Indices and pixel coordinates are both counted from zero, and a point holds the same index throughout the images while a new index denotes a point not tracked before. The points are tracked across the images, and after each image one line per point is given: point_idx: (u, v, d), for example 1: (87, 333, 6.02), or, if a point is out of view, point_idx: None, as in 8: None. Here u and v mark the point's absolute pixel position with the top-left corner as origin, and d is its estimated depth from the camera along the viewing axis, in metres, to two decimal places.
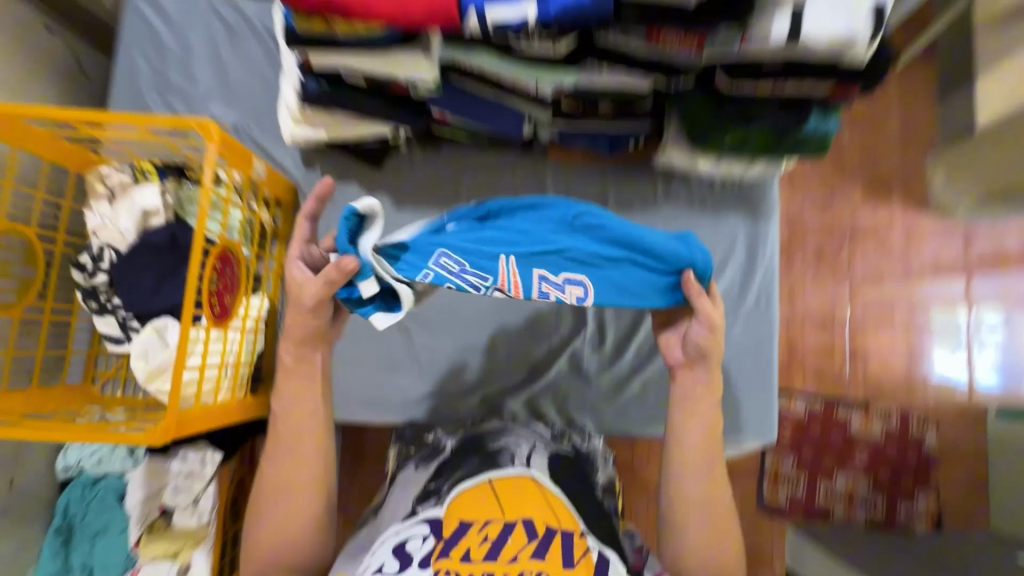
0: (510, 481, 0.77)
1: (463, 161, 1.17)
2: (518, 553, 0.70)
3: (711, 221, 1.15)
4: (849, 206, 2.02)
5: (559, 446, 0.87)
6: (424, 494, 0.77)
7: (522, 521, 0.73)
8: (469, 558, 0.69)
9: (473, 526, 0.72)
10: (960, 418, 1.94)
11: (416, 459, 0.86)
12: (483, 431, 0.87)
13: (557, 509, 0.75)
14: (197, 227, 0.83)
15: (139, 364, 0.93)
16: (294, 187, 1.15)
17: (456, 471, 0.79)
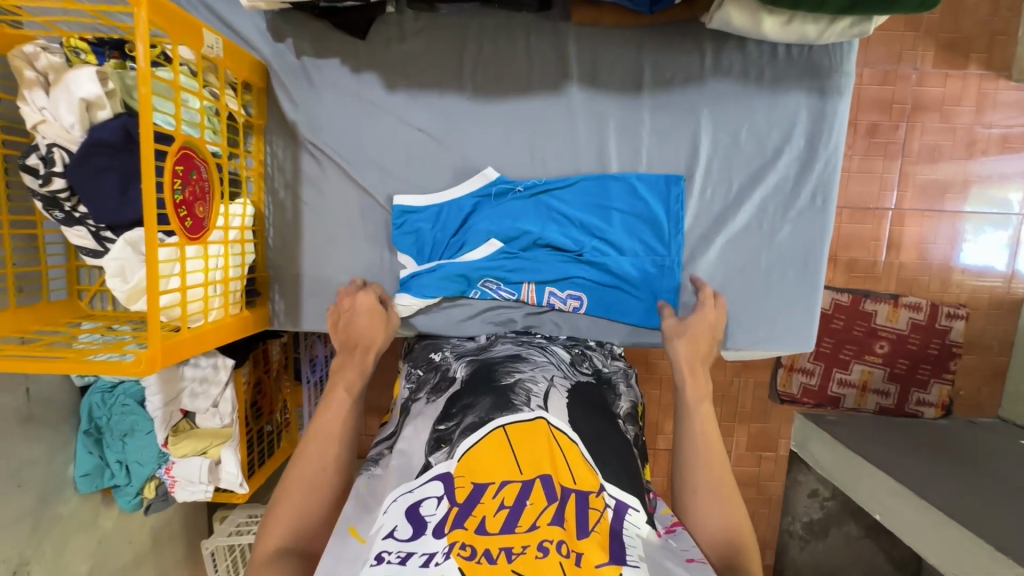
0: (526, 431, 0.69)
1: (465, 26, 0.95)
2: (538, 518, 0.60)
3: (768, 100, 0.95)
4: (916, 73, 1.73)
5: (576, 376, 0.86)
6: (435, 442, 0.72)
7: (539, 480, 0.63)
8: (486, 529, 0.60)
9: (489, 489, 0.63)
10: (995, 309, 1.83)
11: (426, 392, 0.84)
12: (494, 367, 0.83)
13: (575, 466, 0.66)
14: (143, 125, 0.67)
15: (118, 283, 0.84)
16: (263, 65, 0.94)
17: (466, 416, 0.73)
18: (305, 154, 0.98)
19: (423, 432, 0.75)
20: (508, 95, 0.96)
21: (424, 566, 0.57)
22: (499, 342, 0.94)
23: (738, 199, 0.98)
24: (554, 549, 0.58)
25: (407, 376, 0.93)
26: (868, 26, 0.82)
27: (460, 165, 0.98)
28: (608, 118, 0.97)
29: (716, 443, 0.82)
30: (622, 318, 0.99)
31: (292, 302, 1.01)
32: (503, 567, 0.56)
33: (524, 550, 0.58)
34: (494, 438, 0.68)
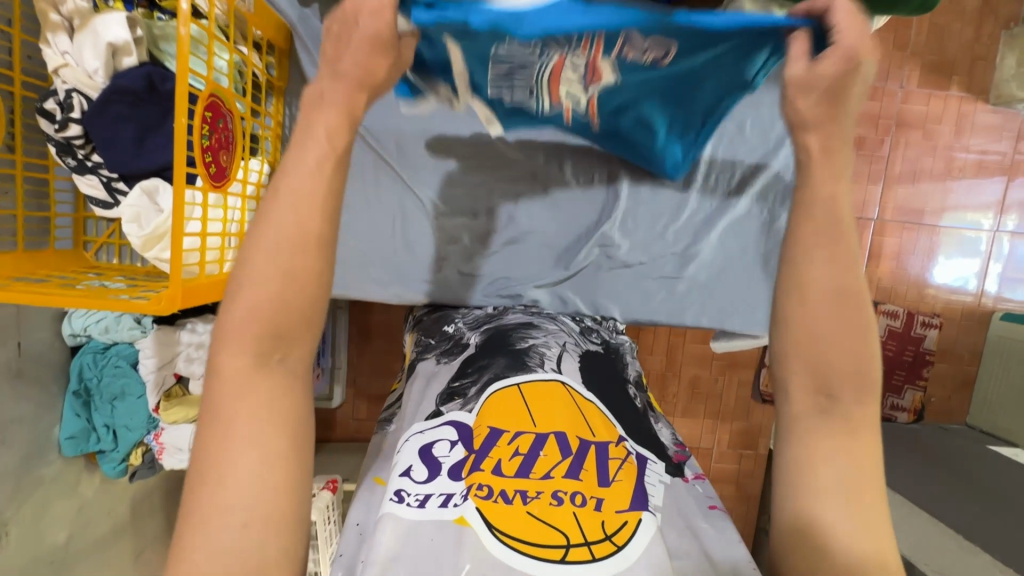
0: (536, 387, 0.78)
1: None
2: (552, 468, 0.67)
3: (773, 95, 1.00)
4: (902, 91, 1.82)
5: (586, 345, 0.93)
6: (448, 395, 0.80)
7: (554, 435, 0.70)
8: (501, 471, 0.67)
9: (503, 437, 0.71)
10: (965, 321, 1.92)
11: (436, 353, 0.92)
12: (506, 334, 0.90)
13: (593, 423, 0.73)
14: (179, 70, 0.70)
15: (132, 228, 0.84)
16: (288, 28, 0.96)
17: (481, 376, 0.81)
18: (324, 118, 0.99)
19: (439, 384, 0.83)
20: None
21: (444, 507, 0.64)
22: (511, 313, 1.00)
23: (740, 185, 1.03)
24: (566, 497, 0.64)
25: (418, 342, 0.98)
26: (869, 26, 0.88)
27: (475, 141, 1.01)
28: None
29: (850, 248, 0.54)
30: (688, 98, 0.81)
31: None
32: (519, 507, 0.63)
33: (538, 494, 0.64)
34: (509, 392, 0.77)
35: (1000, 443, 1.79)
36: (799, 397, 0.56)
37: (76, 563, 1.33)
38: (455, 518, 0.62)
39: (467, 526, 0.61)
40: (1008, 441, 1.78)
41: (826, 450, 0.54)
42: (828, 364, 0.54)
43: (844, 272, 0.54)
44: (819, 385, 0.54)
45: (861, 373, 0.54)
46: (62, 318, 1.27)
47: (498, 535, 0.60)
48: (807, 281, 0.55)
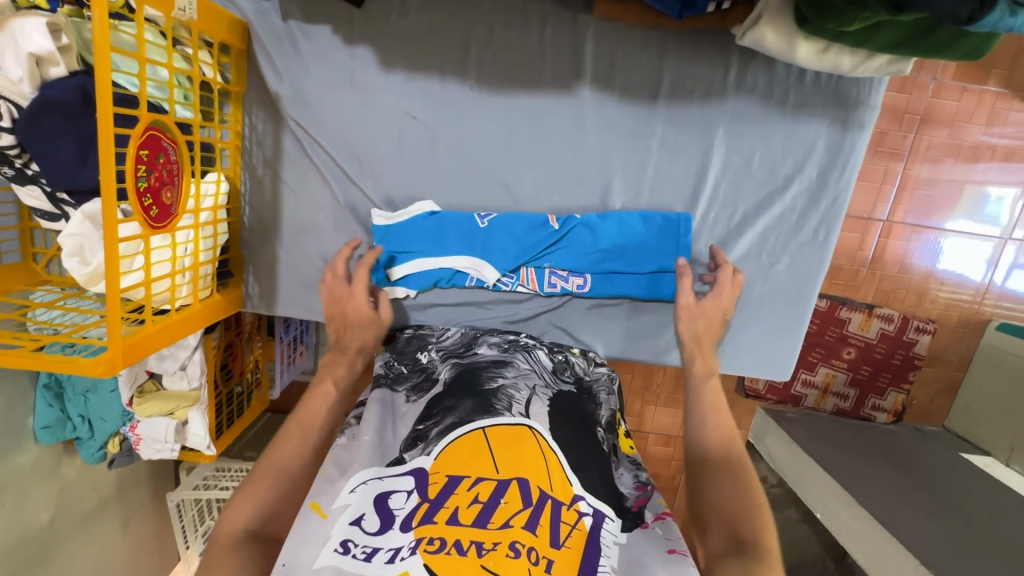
0: (502, 432, 0.76)
1: (476, 5, 0.85)
2: (511, 518, 0.67)
3: (787, 128, 0.90)
4: (935, 83, 1.67)
5: (558, 386, 0.90)
6: (412, 439, 0.78)
7: (516, 480, 0.70)
8: (457, 520, 0.66)
9: (463, 483, 0.70)
10: (960, 327, 1.88)
11: (407, 389, 0.88)
12: (477, 369, 0.88)
13: (553, 475, 0.72)
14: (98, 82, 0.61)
15: (75, 261, 0.78)
16: (243, 25, 0.83)
17: (446, 418, 0.79)
18: (287, 133, 0.89)
19: (403, 429, 0.81)
20: (516, 90, 0.89)
21: (389, 562, 0.62)
22: (481, 344, 0.95)
23: (740, 224, 0.95)
24: (525, 549, 0.64)
25: (386, 363, 0.93)
26: (905, 67, 0.78)
27: (456, 163, 0.92)
28: (618, 131, 0.91)
29: (728, 427, 0.81)
30: (595, 244, 0.93)
31: (267, 285, 0.96)
32: (473, 559, 0.62)
33: (494, 547, 0.64)
34: (474, 438, 0.75)
35: (973, 450, 1.81)
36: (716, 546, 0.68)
37: (61, 538, 1.36)
38: (398, 573, 0.60)
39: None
40: (981, 449, 1.81)
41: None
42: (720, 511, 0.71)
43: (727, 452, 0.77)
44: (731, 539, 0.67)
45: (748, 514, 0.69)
46: None
47: None
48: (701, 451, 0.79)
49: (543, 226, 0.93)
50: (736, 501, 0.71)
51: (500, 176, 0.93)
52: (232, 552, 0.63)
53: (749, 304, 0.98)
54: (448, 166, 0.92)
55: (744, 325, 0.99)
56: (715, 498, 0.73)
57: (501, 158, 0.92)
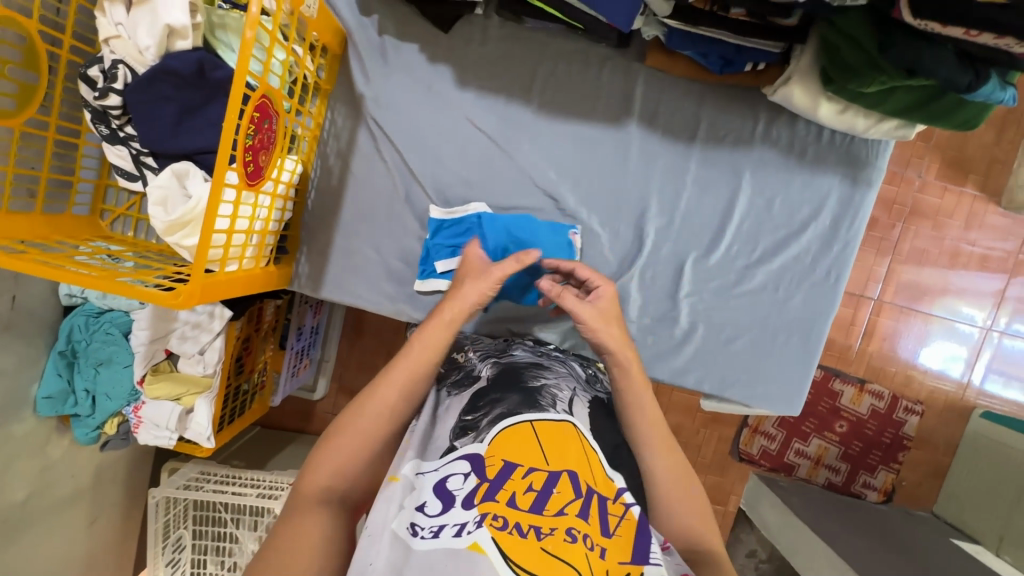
0: (550, 426, 0.75)
1: (545, 45, 0.99)
2: (565, 507, 0.67)
3: (805, 178, 1.02)
4: (920, 179, 1.74)
5: (593, 392, 0.93)
6: (462, 429, 0.76)
7: (567, 473, 0.70)
8: (516, 503, 0.66)
9: (518, 470, 0.69)
10: (946, 410, 1.81)
11: (449, 385, 0.91)
12: (519, 369, 0.90)
13: (598, 471, 0.72)
14: (238, 70, 0.66)
15: (157, 210, 0.83)
16: (343, 34, 0.96)
17: (494, 408, 0.78)
18: (363, 128, 0.99)
19: (450, 420, 0.79)
20: (571, 118, 1.01)
21: (456, 536, 0.62)
22: (518, 348, 1.00)
23: (760, 260, 1.04)
24: (580, 536, 0.65)
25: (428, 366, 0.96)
26: (910, 131, 0.91)
27: (510, 174, 1.02)
28: (657, 163, 1.02)
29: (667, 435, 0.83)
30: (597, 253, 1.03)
31: (317, 266, 1.02)
32: (533, 542, 0.63)
33: (552, 531, 0.64)
34: (523, 429, 0.73)
35: (961, 536, 1.68)
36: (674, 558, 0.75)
37: (27, 526, 1.23)
38: (467, 545, 0.61)
39: (481, 553, 0.61)
40: (970, 537, 1.67)
41: None
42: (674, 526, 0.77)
43: (674, 462, 0.81)
44: (689, 550, 0.75)
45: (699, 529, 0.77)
46: None
47: (512, 566, 0.60)
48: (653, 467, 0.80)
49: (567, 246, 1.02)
50: (689, 515, 0.77)
51: (547, 191, 1.03)
52: (311, 511, 0.68)
53: (765, 335, 1.05)
54: (505, 176, 1.02)
55: (757, 356, 1.06)
56: (667, 512, 0.77)
57: (552, 175, 1.02)
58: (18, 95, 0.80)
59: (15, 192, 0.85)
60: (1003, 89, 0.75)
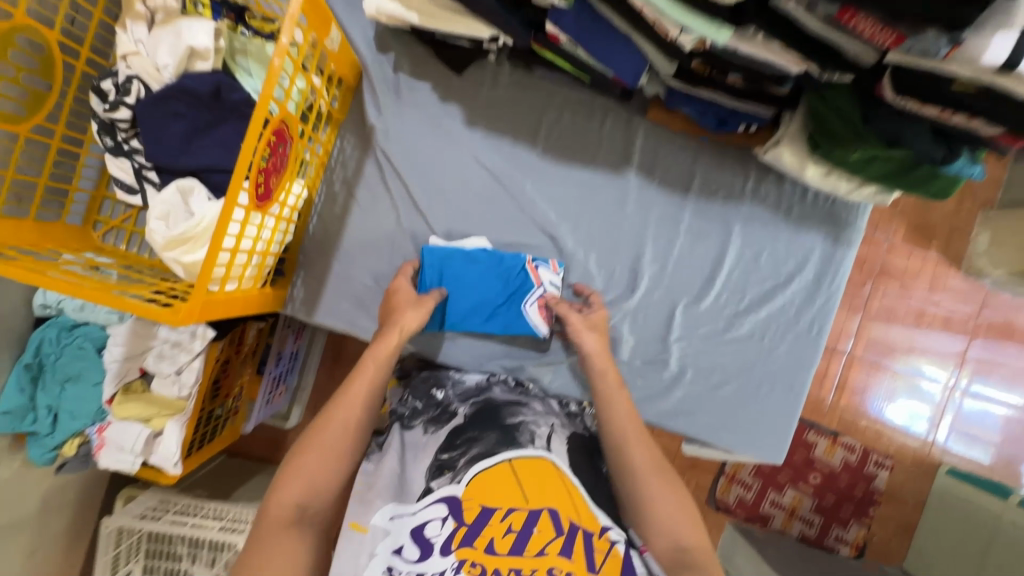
0: (528, 464, 0.78)
1: (552, 93, 1.04)
2: (546, 546, 0.71)
3: (790, 234, 1.08)
4: (889, 243, 1.74)
5: (573, 427, 0.94)
6: (438, 467, 0.79)
7: (547, 511, 0.74)
8: (494, 548, 0.70)
9: (496, 513, 0.73)
10: (914, 467, 1.79)
11: (422, 420, 0.89)
12: (498, 404, 0.91)
13: (581, 507, 0.76)
14: (261, 98, 0.67)
15: (161, 225, 0.83)
16: (359, 68, 0.99)
17: (472, 447, 0.81)
18: (371, 158, 1.01)
19: (425, 456, 0.82)
20: (573, 163, 1.05)
21: None
22: (494, 386, 0.99)
23: (747, 309, 1.08)
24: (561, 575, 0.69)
25: (400, 401, 0.94)
26: (888, 197, 0.98)
27: (512, 212, 1.05)
28: (653, 210, 1.06)
29: (642, 427, 0.87)
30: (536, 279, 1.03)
31: (313, 290, 1.01)
32: None
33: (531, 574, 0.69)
34: (501, 469, 0.77)
35: None
36: (659, 550, 0.76)
37: None
38: None
39: None
40: None
41: None
42: (656, 519, 0.78)
43: (652, 453, 0.84)
44: (671, 547, 0.75)
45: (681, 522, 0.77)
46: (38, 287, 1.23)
47: None
48: (632, 459, 0.82)
49: (523, 273, 1.02)
50: (671, 506, 0.78)
51: (547, 231, 1.05)
52: (287, 528, 0.69)
53: (751, 383, 1.08)
54: (507, 214, 1.05)
55: (744, 403, 1.08)
56: (649, 502, 0.79)
57: (552, 216, 1.05)
58: (28, 102, 0.79)
59: (13, 198, 0.83)
60: (972, 163, 0.85)
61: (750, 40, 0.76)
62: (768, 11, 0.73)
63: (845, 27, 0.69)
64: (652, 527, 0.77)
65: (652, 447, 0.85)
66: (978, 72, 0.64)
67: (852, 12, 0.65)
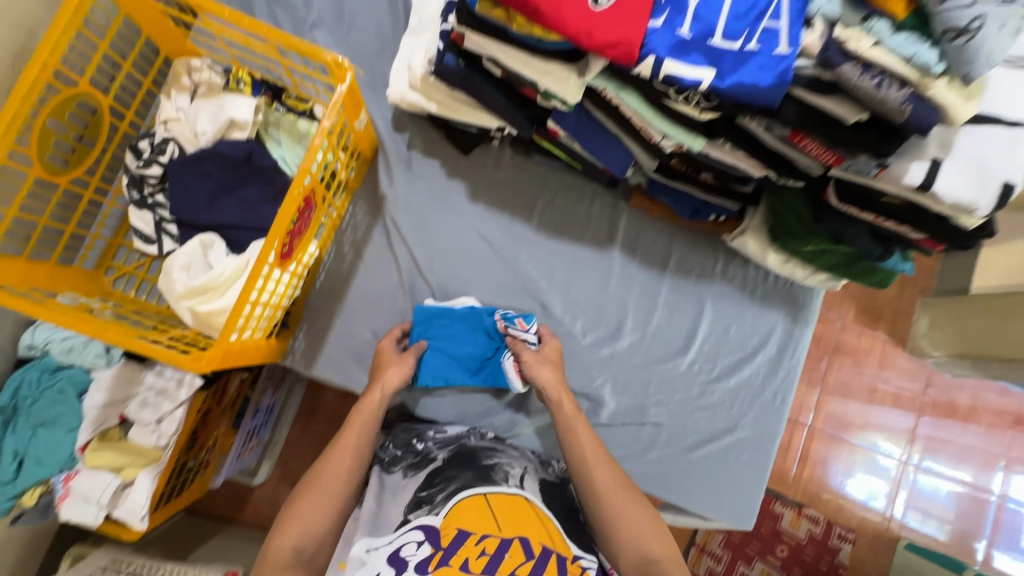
0: (501, 501, 0.86)
1: (547, 177, 1.17)
2: (517, 569, 0.80)
3: (755, 310, 1.20)
4: (841, 322, 1.78)
5: (545, 473, 0.97)
6: (416, 502, 0.87)
7: (517, 539, 0.83)
8: (468, 568, 0.79)
9: (471, 538, 0.82)
10: (875, 539, 1.74)
11: (402, 466, 0.94)
12: (473, 448, 0.95)
13: (552, 534, 0.85)
14: (300, 172, 0.78)
15: (182, 276, 0.89)
16: (377, 144, 1.10)
17: (450, 484, 0.88)
18: (381, 224, 1.10)
19: (407, 492, 0.89)
20: (564, 238, 1.16)
21: None
22: (470, 434, 1.00)
23: (717, 378, 1.18)
24: None
25: (383, 451, 0.97)
26: (836, 284, 1.12)
27: (507, 279, 1.13)
28: (634, 284, 1.17)
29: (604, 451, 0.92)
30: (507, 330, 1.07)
31: (315, 343, 1.07)
32: None
33: None
34: (476, 501, 0.86)
35: None
36: (629, 563, 0.83)
37: None
38: None
39: None
40: None
41: None
42: (625, 536, 0.84)
43: (617, 476, 0.90)
44: (641, 560, 0.83)
45: (648, 536, 0.85)
46: (29, 326, 1.23)
47: None
48: (597, 482, 0.88)
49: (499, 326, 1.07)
50: (639, 523, 0.85)
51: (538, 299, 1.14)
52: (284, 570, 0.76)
53: (721, 449, 1.15)
54: (503, 281, 1.13)
55: (715, 468, 1.14)
56: (619, 522, 0.85)
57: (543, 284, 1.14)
58: (73, 156, 0.86)
59: (41, 243, 0.88)
60: (904, 261, 0.99)
61: (720, 148, 0.91)
62: (734, 126, 0.85)
63: (797, 146, 0.83)
64: (622, 543, 0.84)
65: (616, 469, 0.91)
66: (901, 188, 0.79)
67: (801, 134, 0.79)
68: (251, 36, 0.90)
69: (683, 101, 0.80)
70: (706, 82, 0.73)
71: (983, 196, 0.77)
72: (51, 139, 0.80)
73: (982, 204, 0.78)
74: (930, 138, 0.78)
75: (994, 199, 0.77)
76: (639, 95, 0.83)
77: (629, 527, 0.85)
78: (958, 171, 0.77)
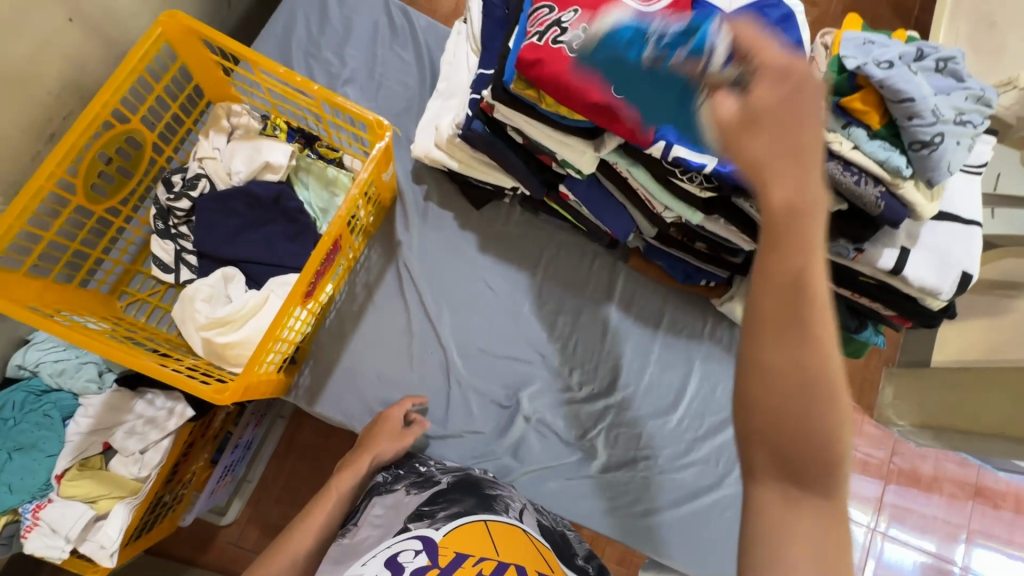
0: (499, 528, 0.82)
1: (552, 234, 1.24)
2: None
3: None
4: None
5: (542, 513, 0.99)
6: (417, 515, 0.84)
7: (514, 564, 0.76)
8: None
9: (468, 559, 0.75)
10: None
11: (406, 484, 0.94)
12: (478, 479, 0.96)
13: (550, 563, 0.81)
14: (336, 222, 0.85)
15: (203, 306, 0.91)
16: (397, 194, 1.17)
17: (451, 505, 0.85)
18: (393, 269, 1.16)
19: (407, 511, 0.86)
20: (564, 292, 1.22)
21: None
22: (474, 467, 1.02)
23: (704, 435, 1.21)
24: None
25: (389, 469, 1.00)
26: None
27: (508, 328, 1.18)
28: (628, 340, 1.23)
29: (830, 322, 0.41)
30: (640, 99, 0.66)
31: (318, 380, 1.09)
32: None
33: None
34: (475, 526, 0.81)
35: None
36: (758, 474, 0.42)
37: None
38: None
39: None
40: None
41: (797, 532, 0.41)
42: (786, 445, 0.41)
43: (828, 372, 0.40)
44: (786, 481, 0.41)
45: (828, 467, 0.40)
46: (22, 345, 1.22)
47: None
48: (792, 355, 0.40)
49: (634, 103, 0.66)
50: (821, 442, 0.40)
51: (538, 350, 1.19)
52: None
53: (706, 507, 1.16)
54: (505, 330, 1.18)
55: (700, 526, 1.16)
56: (786, 422, 0.40)
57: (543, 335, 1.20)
58: (112, 187, 0.96)
59: (65, 266, 0.93)
60: (876, 333, 1.08)
61: (715, 223, 0.99)
62: (729, 205, 0.93)
63: None
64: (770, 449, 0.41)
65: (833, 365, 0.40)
66: (876, 270, 0.89)
67: None
68: (293, 87, 0.97)
69: (686, 179, 0.89)
70: (708, 167, 0.82)
71: (946, 282, 0.88)
72: (97, 170, 0.90)
73: (944, 289, 0.88)
74: (899, 229, 0.88)
75: (955, 285, 0.88)
76: (647, 171, 0.92)
77: (835, 416, 0.40)
78: (923, 260, 0.88)
